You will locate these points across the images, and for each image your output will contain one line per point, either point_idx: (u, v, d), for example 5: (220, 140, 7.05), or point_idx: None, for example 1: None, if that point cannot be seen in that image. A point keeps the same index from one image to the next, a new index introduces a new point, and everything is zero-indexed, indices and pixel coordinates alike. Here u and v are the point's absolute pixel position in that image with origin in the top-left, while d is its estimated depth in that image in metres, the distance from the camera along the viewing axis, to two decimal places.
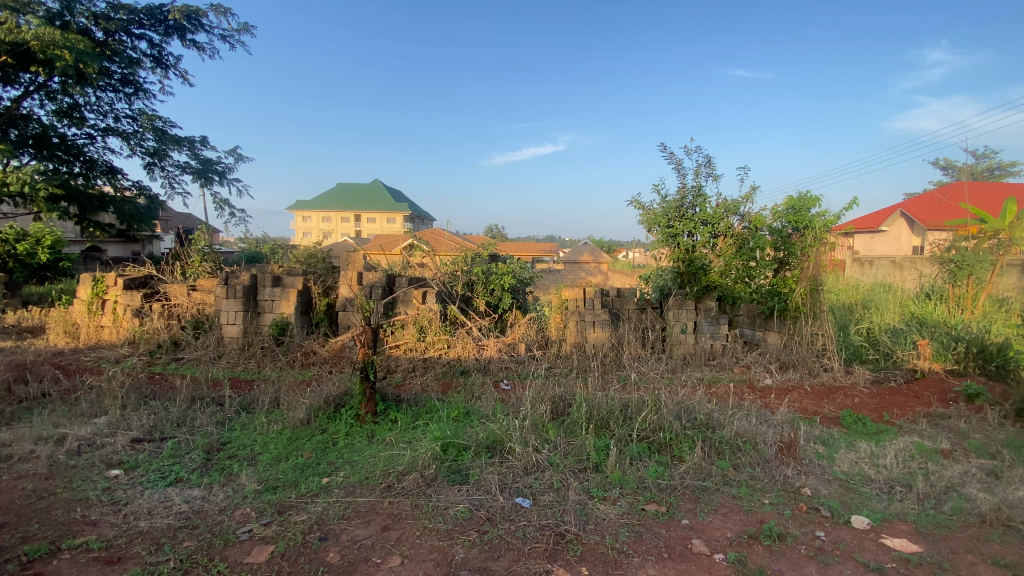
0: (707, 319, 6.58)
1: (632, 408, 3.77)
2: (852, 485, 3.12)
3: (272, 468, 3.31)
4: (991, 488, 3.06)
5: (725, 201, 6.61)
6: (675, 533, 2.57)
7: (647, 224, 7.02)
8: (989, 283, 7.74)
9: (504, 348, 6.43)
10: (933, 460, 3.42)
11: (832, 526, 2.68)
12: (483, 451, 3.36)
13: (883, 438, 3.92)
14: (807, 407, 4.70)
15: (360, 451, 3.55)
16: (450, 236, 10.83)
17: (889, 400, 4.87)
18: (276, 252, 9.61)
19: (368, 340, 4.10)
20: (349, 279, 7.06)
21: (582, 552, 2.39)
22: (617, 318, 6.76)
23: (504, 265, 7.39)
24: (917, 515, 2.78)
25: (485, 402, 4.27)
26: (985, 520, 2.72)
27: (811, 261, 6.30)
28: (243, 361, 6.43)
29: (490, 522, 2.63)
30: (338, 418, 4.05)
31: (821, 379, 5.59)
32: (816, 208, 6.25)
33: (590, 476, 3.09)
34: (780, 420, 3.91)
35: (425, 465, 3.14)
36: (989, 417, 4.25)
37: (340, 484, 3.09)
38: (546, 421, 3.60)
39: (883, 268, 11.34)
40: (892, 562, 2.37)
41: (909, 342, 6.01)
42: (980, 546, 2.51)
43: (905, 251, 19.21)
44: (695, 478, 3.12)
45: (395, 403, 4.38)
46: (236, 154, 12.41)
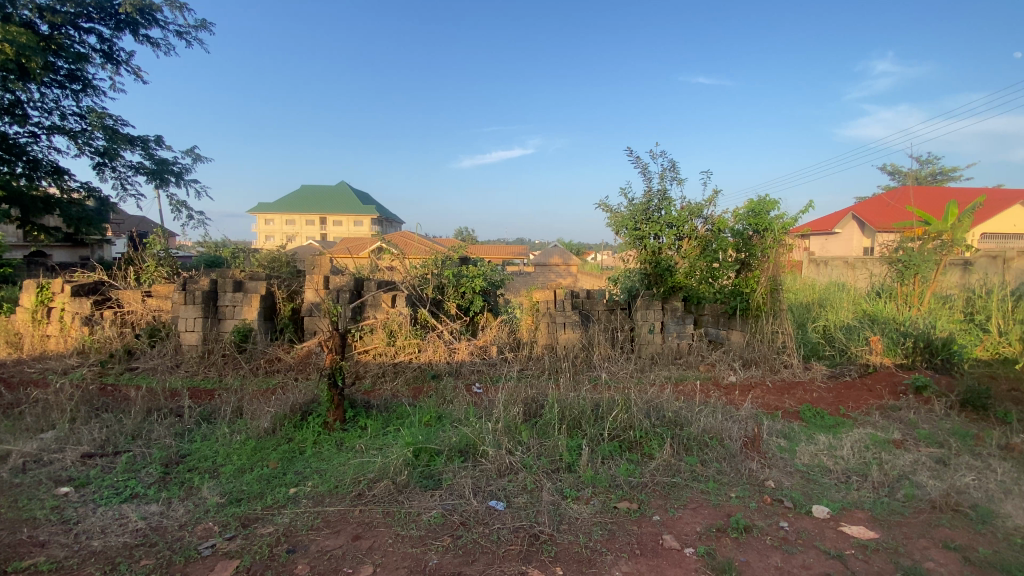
0: (673, 319, 6.77)
1: (603, 408, 3.82)
2: (813, 476, 3.25)
3: (235, 480, 3.19)
4: (939, 475, 3.25)
5: (689, 204, 6.80)
6: (647, 529, 2.61)
7: (615, 227, 7.14)
8: (933, 281, 8.22)
9: (475, 351, 6.39)
10: (886, 450, 3.61)
11: (795, 516, 2.78)
12: (455, 455, 3.33)
13: (839, 430, 4.10)
14: (769, 402, 4.87)
15: (329, 459, 3.47)
16: (419, 238, 10.72)
17: (845, 393, 5.11)
18: (237, 256, 9.32)
19: (336, 345, 4.01)
20: (314, 284, 6.86)
21: (557, 552, 2.40)
22: (587, 319, 6.88)
23: (474, 268, 7.33)
24: (872, 503, 2.92)
25: (457, 405, 4.25)
26: (935, 505, 2.88)
27: (771, 262, 6.54)
28: (203, 370, 6.19)
29: (464, 526, 2.61)
30: (305, 426, 3.95)
31: (782, 376, 5.79)
32: (774, 210, 6.50)
33: (562, 476, 3.11)
34: (744, 416, 4.03)
35: (397, 472, 3.09)
36: (935, 408, 4.51)
37: (308, 494, 3.01)
38: (518, 423, 3.61)
39: (837, 267, 11.89)
40: (850, 549, 2.48)
41: (862, 338, 6.32)
42: (931, 531, 2.66)
43: (856, 252, 20.22)
44: (665, 475, 3.18)
45: (364, 409, 4.29)
46: (193, 154, 11.88)
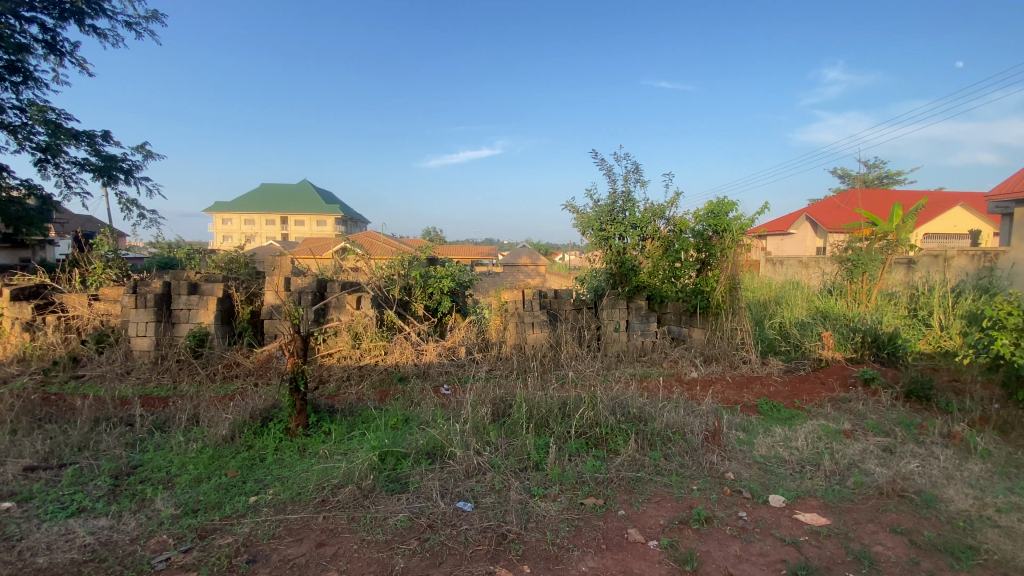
0: (638, 318, 6.92)
1: (570, 406, 3.86)
2: (770, 467, 3.38)
3: (191, 490, 3.06)
4: (885, 462, 3.44)
5: (652, 205, 7.03)
6: (612, 524, 2.66)
7: (581, 228, 7.33)
8: (880, 279, 8.70)
9: (443, 352, 6.30)
10: (837, 440, 3.80)
11: (753, 506, 2.88)
12: (422, 458, 3.29)
13: (794, 422, 4.28)
14: (729, 397, 5.03)
15: (291, 466, 3.37)
16: (385, 238, 10.59)
17: (799, 387, 5.32)
18: (193, 257, 8.95)
19: (297, 349, 3.91)
20: (274, 286, 6.65)
21: (524, 551, 2.41)
22: (555, 319, 6.95)
23: (442, 268, 7.28)
24: (825, 491, 3.06)
25: (424, 407, 4.21)
26: (883, 492, 3.05)
27: (729, 262, 6.76)
28: (155, 376, 5.90)
29: (432, 529, 2.59)
30: (266, 432, 3.83)
31: (741, 371, 5.98)
32: (732, 212, 6.73)
33: (530, 475, 3.13)
34: (705, 410, 4.16)
35: (362, 476, 3.03)
36: (882, 399, 4.77)
37: (269, 502, 2.92)
38: (486, 423, 3.61)
39: (792, 267, 12.42)
40: (804, 535, 2.60)
41: (815, 334, 6.62)
42: (879, 516, 2.81)
43: (809, 252, 21.15)
44: (630, 469, 3.25)
45: (328, 414, 4.20)
46: (145, 150, 11.32)
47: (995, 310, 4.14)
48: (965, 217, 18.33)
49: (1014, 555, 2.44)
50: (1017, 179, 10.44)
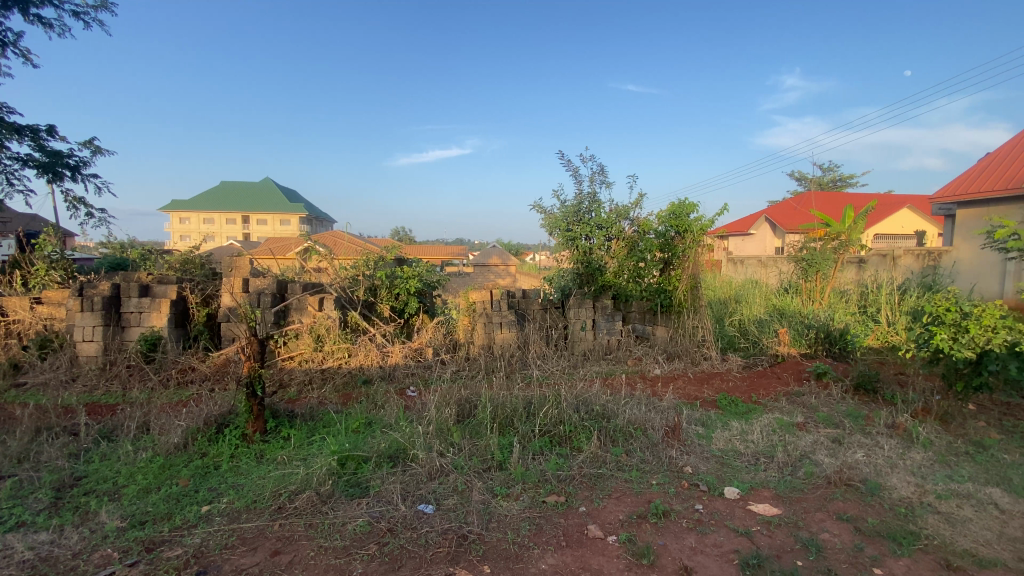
0: (604, 316, 7.02)
1: (534, 405, 3.89)
2: (727, 460, 3.48)
3: (139, 501, 2.93)
4: (833, 452, 3.60)
5: (617, 207, 7.17)
6: (573, 521, 2.69)
7: (548, 228, 7.40)
8: (832, 278, 9.09)
9: (410, 354, 6.18)
10: (790, 433, 3.95)
11: (709, 499, 2.97)
12: (384, 461, 3.24)
13: (751, 416, 4.43)
14: (689, 393, 5.16)
15: (247, 473, 3.27)
16: (350, 238, 10.41)
17: (757, 382, 5.51)
18: (147, 258, 8.56)
19: (255, 352, 3.79)
20: (232, 287, 6.47)
21: (484, 551, 2.41)
22: (523, 319, 6.98)
23: (409, 269, 7.22)
24: (777, 482, 3.17)
25: (388, 409, 4.15)
26: (831, 481, 3.19)
27: (691, 261, 6.93)
28: (103, 383, 5.61)
29: (392, 533, 2.55)
30: (221, 439, 3.70)
31: (702, 367, 6.14)
32: (693, 213, 6.92)
33: (493, 475, 3.13)
34: (666, 406, 4.25)
35: (320, 482, 2.96)
36: (833, 392, 4.98)
37: (222, 511, 2.82)
38: (450, 424, 3.59)
39: (751, 266, 12.86)
40: (756, 525, 2.68)
41: (771, 330, 6.87)
42: (827, 504, 2.93)
43: (768, 251, 21.92)
44: (592, 466, 3.29)
45: (287, 419, 4.08)
46: (94, 146, 10.76)
47: (934, 307, 4.39)
48: (911, 219, 19.39)
49: (950, 539, 2.59)
50: (957, 183, 11.13)
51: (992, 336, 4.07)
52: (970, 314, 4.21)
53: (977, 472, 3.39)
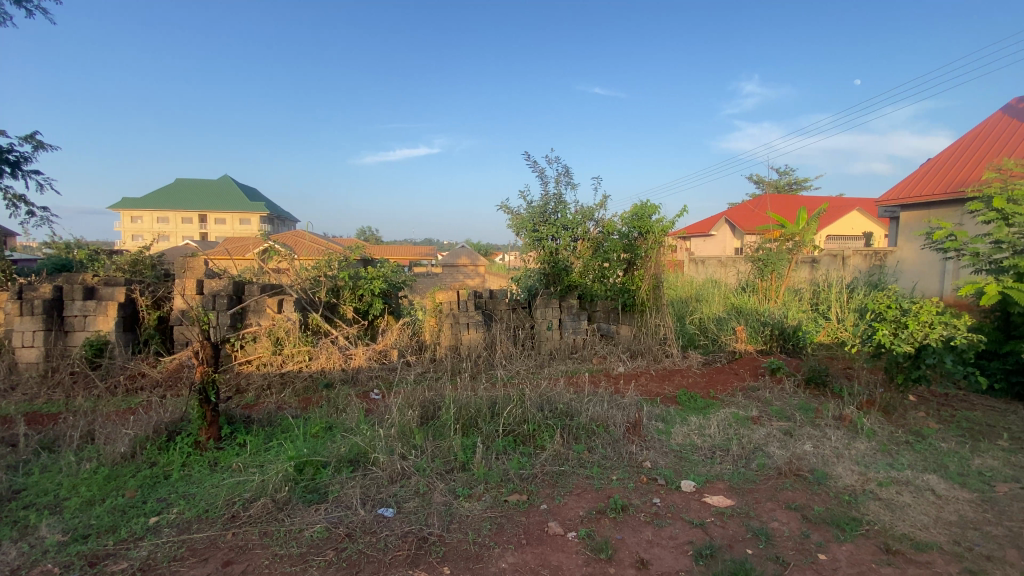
0: (569, 316, 7.10)
1: (498, 405, 3.89)
2: (685, 455, 3.58)
3: (81, 515, 2.78)
4: (784, 444, 3.76)
5: (582, 208, 7.28)
6: (534, 518, 2.71)
7: (515, 228, 7.43)
8: (787, 277, 9.49)
9: (374, 356, 6.06)
10: (745, 426, 4.09)
11: (666, 492, 3.05)
12: (344, 466, 3.19)
13: (709, 411, 4.57)
14: (651, 389, 5.29)
15: (199, 482, 3.15)
16: (311, 238, 10.15)
17: (715, 378, 5.69)
18: (94, 259, 8.14)
19: (208, 357, 3.66)
20: (185, 289, 6.22)
21: (444, 553, 2.40)
22: (490, 319, 6.99)
23: (373, 269, 7.13)
24: (731, 474, 3.29)
25: (349, 413, 4.08)
26: (781, 472, 3.33)
27: (653, 261, 7.10)
28: (44, 391, 5.29)
29: (350, 538, 2.51)
30: (171, 447, 3.55)
31: (664, 364, 6.29)
32: (655, 214, 7.09)
33: (456, 475, 3.12)
34: (628, 403, 4.34)
35: (276, 489, 2.88)
36: (786, 387, 5.19)
37: (172, 522, 2.71)
38: (413, 426, 3.55)
39: (711, 266, 13.27)
40: (710, 517, 2.77)
41: (729, 328, 7.11)
42: (777, 494, 3.06)
43: (728, 252, 22.65)
44: (554, 464, 3.32)
45: (243, 425, 3.95)
46: (36, 141, 10.14)
47: (876, 304, 4.66)
48: (859, 220, 20.46)
49: (889, 524, 2.75)
50: (902, 186, 11.76)
51: (929, 331, 4.34)
52: (909, 310, 4.47)
53: (915, 460, 3.61)
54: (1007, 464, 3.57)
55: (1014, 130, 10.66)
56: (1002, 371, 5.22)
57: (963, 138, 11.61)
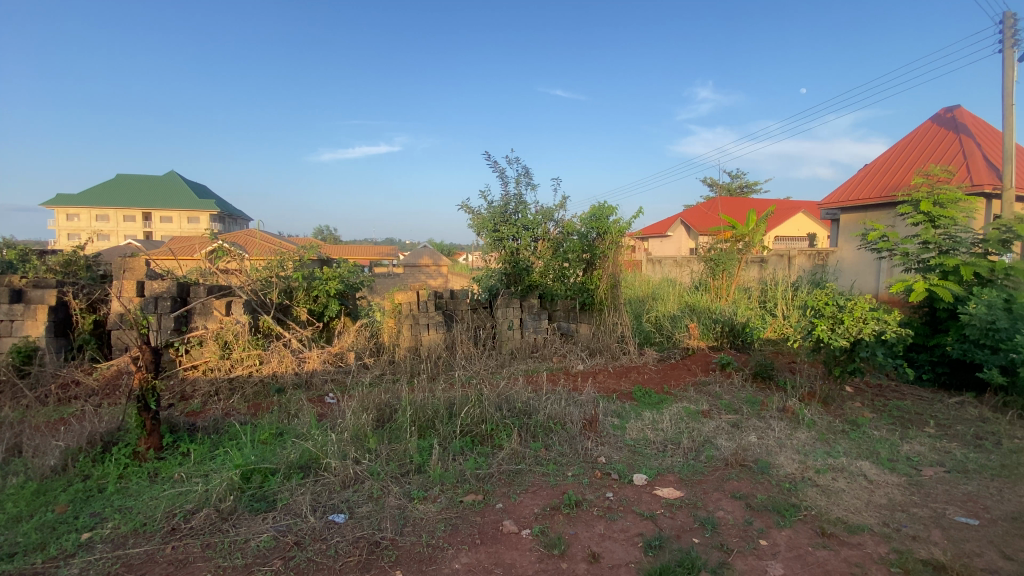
0: (530, 315, 7.14)
1: (456, 406, 3.88)
2: (638, 449, 3.67)
3: (3, 533, 2.58)
4: (732, 436, 3.92)
5: (542, 208, 7.35)
6: (489, 518, 2.72)
7: (476, 228, 7.41)
8: (737, 276, 9.90)
9: (329, 359, 5.90)
10: (695, 420, 4.24)
11: (619, 487, 3.12)
12: (294, 473, 3.10)
13: (663, 406, 4.71)
14: (608, 386, 5.40)
15: (138, 494, 2.99)
16: (264, 236, 9.80)
17: (669, 373, 5.88)
18: (22, 259, 7.58)
19: (148, 362, 3.47)
20: (125, 291, 5.88)
21: (397, 556, 2.38)
22: (450, 319, 6.96)
23: (329, 270, 6.95)
24: (682, 466, 3.41)
25: (302, 418, 3.96)
26: (728, 463, 3.47)
27: (611, 261, 7.26)
28: None
29: (299, 546, 2.45)
30: (107, 459, 3.35)
31: (621, 361, 6.44)
32: (613, 215, 7.25)
33: (411, 478, 3.09)
34: (585, 400, 4.42)
35: (220, 499, 2.77)
36: (735, 381, 5.42)
37: (106, 537, 2.55)
38: (367, 430, 3.49)
39: (667, 265, 13.66)
40: (660, 509, 2.86)
41: (683, 325, 7.35)
42: (724, 484, 3.19)
43: (684, 252, 23.35)
44: (511, 463, 3.34)
45: (187, 433, 3.77)
46: None
47: (815, 301, 4.93)
48: (804, 222, 21.58)
49: (825, 509, 2.92)
50: (842, 191, 12.45)
51: (863, 326, 4.64)
52: (844, 307, 4.75)
53: (850, 448, 3.84)
54: (932, 449, 3.86)
55: (940, 140, 11.47)
56: (929, 363, 5.59)
57: (896, 146, 12.41)
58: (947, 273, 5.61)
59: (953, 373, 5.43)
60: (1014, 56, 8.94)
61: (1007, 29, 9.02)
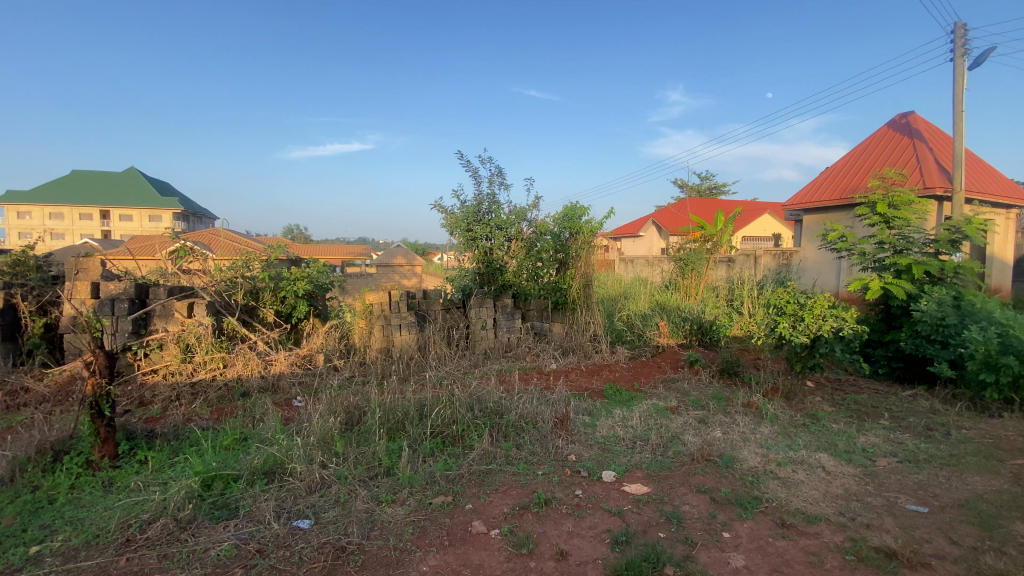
0: (503, 315, 7.12)
1: (427, 407, 3.85)
2: (608, 446, 3.72)
3: None
4: (698, 431, 4.02)
5: (516, 208, 7.36)
6: (458, 519, 2.71)
7: (449, 228, 7.38)
8: (705, 275, 10.16)
9: (297, 361, 5.77)
10: (664, 416, 4.33)
11: (588, 484, 3.16)
12: (258, 479, 3.02)
13: (633, 403, 4.79)
14: (580, 384, 5.47)
15: (90, 505, 2.86)
16: (229, 236, 9.53)
17: (640, 371, 5.98)
18: None
19: (102, 367, 3.32)
20: (78, 293, 5.63)
21: (363, 561, 2.35)
22: (423, 319, 6.91)
23: (297, 270, 6.79)
24: (649, 462, 3.47)
25: (267, 422, 3.86)
26: (694, 458, 3.55)
27: (583, 261, 7.35)
28: None
29: (261, 554, 2.39)
30: (58, 469, 3.20)
31: (594, 360, 6.51)
32: (585, 216, 7.32)
33: (380, 481, 3.05)
34: (556, 399, 4.46)
35: (178, 508, 2.68)
36: (702, 378, 5.55)
37: (55, 550, 2.44)
38: (334, 433, 3.43)
39: (639, 264, 13.94)
40: (628, 505, 2.91)
41: (653, 324, 7.48)
42: (690, 479, 3.26)
43: (655, 252, 23.73)
44: (481, 463, 3.34)
45: (144, 440, 3.64)
46: None
47: (778, 300, 5.09)
48: (770, 223, 22.28)
49: (785, 501, 3.02)
50: (804, 192, 12.88)
51: (822, 323, 4.81)
52: (805, 304, 4.92)
53: (810, 440, 3.98)
54: (886, 440, 4.03)
55: (896, 144, 11.99)
56: (884, 358, 5.84)
57: (855, 149, 12.90)
58: (900, 272, 5.87)
59: (906, 367, 5.67)
60: (963, 66, 9.42)
61: (957, 39, 9.48)
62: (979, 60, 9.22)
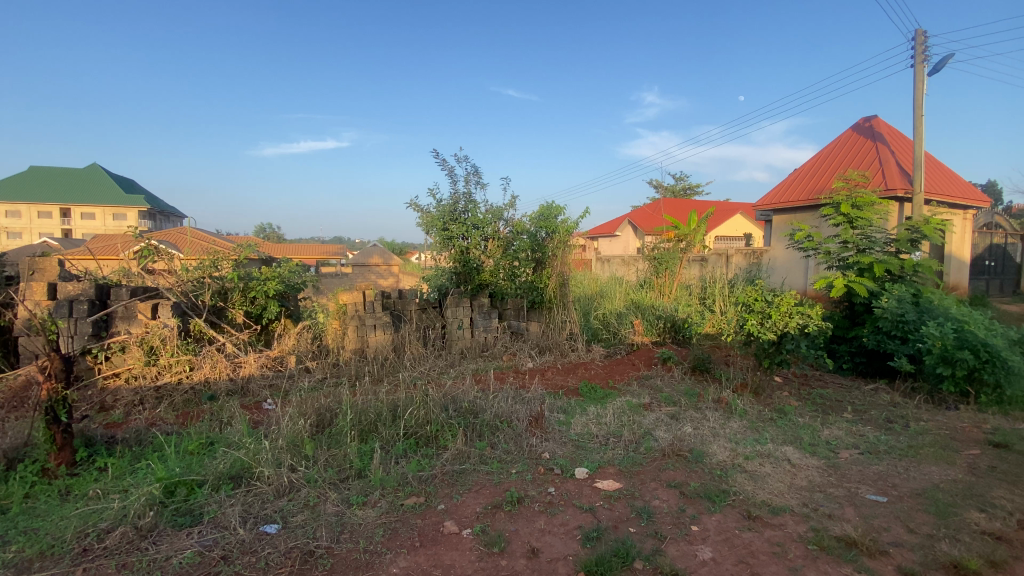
0: (480, 315, 7.07)
1: (401, 407, 3.81)
2: (581, 443, 3.76)
3: None
4: (669, 427, 4.09)
5: (492, 208, 7.35)
6: (430, 520, 2.70)
7: (425, 227, 7.33)
8: (679, 274, 10.36)
9: (268, 363, 5.65)
10: (637, 413, 4.39)
11: (561, 481, 3.18)
12: (224, 483, 2.95)
13: (607, 400, 4.84)
14: (556, 382, 5.51)
15: (45, 514, 2.75)
16: (197, 234, 9.26)
17: (614, 368, 6.05)
18: None
19: (58, 371, 3.20)
20: (33, 294, 5.40)
21: (331, 565, 2.32)
22: (399, 319, 6.84)
23: (267, 269, 6.63)
24: (622, 458, 3.52)
25: (235, 426, 3.77)
26: (665, 453, 3.61)
27: (560, 260, 7.46)
28: None
29: (226, 560, 2.34)
30: (10, 478, 3.06)
31: (570, 358, 6.56)
32: (561, 215, 7.38)
33: (351, 484, 3.02)
34: (532, 397, 4.48)
35: (139, 515, 2.59)
36: (675, 374, 5.65)
37: (6, 562, 2.33)
38: (305, 436, 3.37)
39: (615, 263, 14.16)
40: (600, 501, 2.94)
41: (628, 322, 7.58)
42: (661, 474, 3.32)
43: (632, 252, 23.97)
44: (455, 463, 3.33)
45: (104, 447, 3.51)
46: None
47: (747, 297, 5.22)
48: (742, 223, 22.80)
49: (752, 493, 3.10)
50: (775, 193, 13.22)
51: (789, 320, 4.94)
52: (772, 302, 5.06)
53: (777, 434, 4.10)
54: (848, 432, 4.18)
55: (861, 146, 12.40)
56: (848, 354, 6.03)
57: (822, 151, 13.30)
58: (863, 271, 6.07)
59: (869, 362, 5.87)
60: (922, 72, 9.80)
61: (917, 46, 9.87)
62: (937, 67, 9.61)
